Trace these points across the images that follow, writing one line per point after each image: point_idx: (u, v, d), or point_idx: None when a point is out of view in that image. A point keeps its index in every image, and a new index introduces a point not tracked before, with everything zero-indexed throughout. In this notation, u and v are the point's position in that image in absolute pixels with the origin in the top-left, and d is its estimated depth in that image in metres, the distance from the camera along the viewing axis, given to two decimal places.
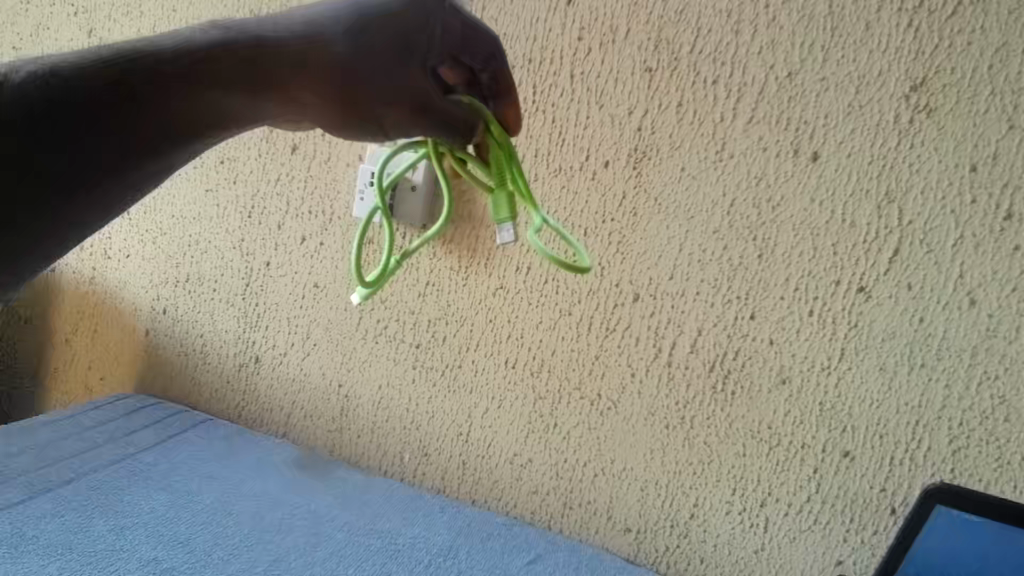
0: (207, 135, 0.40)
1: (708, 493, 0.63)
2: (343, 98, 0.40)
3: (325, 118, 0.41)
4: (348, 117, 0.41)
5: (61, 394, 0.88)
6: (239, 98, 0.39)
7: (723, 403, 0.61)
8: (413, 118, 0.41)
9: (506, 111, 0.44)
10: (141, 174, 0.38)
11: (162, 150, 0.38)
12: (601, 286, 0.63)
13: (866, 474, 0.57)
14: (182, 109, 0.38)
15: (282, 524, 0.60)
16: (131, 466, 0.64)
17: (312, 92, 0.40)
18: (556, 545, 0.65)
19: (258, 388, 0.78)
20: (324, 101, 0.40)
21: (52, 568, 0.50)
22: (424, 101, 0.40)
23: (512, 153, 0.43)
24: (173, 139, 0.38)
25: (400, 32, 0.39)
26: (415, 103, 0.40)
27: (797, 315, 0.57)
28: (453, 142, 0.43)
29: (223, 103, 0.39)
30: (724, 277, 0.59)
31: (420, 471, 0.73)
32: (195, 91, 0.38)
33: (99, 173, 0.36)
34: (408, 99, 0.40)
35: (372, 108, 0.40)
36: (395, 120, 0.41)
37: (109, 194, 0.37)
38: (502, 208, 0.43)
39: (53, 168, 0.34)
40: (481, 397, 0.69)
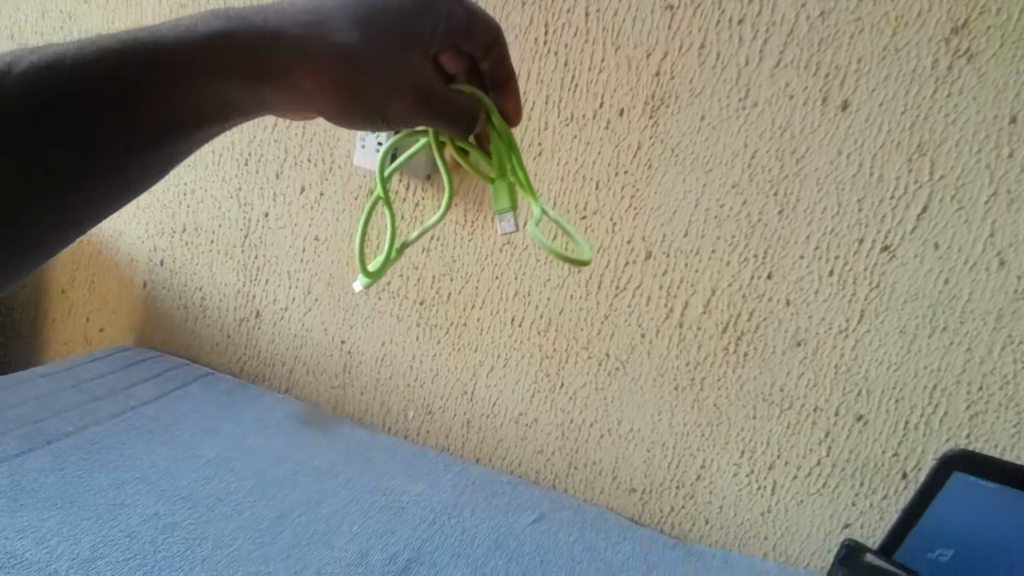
0: (211, 126, 0.38)
1: (716, 455, 0.62)
2: (346, 87, 0.39)
3: (328, 107, 0.39)
4: (351, 107, 0.39)
5: (59, 346, 0.88)
6: (240, 88, 0.37)
7: (735, 364, 0.59)
8: (416, 109, 0.40)
9: (507, 101, 0.46)
10: (146, 168, 0.35)
11: (168, 143, 0.36)
12: (612, 242, 0.61)
13: (880, 437, 0.56)
14: (187, 103, 0.36)
15: (286, 480, 0.60)
16: (132, 420, 0.64)
17: (315, 80, 0.38)
18: (561, 505, 0.65)
19: (260, 342, 0.76)
20: (327, 91, 0.39)
21: (52, 522, 0.49)
22: (427, 91, 0.40)
23: (512, 143, 0.42)
24: (180, 131, 0.36)
25: (404, 19, 0.39)
26: (419, 92, 0.40)
27: (817, 276, 0.55)
28: (453, 135, 0.42)
29: (224, 94, 0.37)
30: (741, 234, 0.56)
31: (424, 430, 0.72)
32: (199, 79, 0.36)
33: (104, 167, 0.33)
34: (411, 89, 0.39)
35: (376, 97, 0.39)
36: (398, 110, 0.40)
37: (114, 189, 0.35)
38: (501, 198, 0.43)
39: (59, 162, 0.32)
40: (486, 354, 0.68)
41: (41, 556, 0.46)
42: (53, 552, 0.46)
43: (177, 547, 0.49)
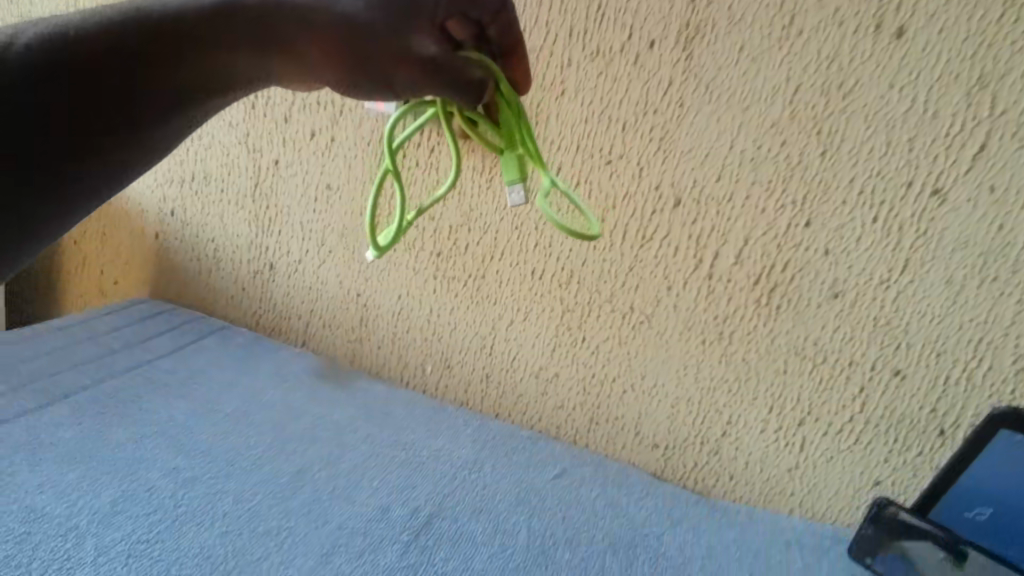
0: (208, 103, 0.39)
1: (743, 411, 0.60)
2: (351, 56, 0.38)
3: (335, 77, 0.39)
4: (357, 76, 0.39)
5: (75, 299, 0.87)
6: (245, 59, 0.38)
7: (766, 318, 0.56)
8: (424, 77, 0.39)
9: (516, 68, 0.44)
10: (143, 147, 0.36)
11: (165, 119, 0.36)
12: (638, 189, 0.57)
13: (918, 393, 0.54)
14: (189, 75, 0.37)
15: (305, 434, 0.59)
16: (148, 373, 0.63)
17: (320, 50, 0.38)
18: (582, 460, 0.63)
19: (275, 296, 0.75)
20: (333, 60, 0.39)
21: (72, 476, 0.49)
22: (434, 59, 0.38)
23: (520, 112, 0.43)
24: (176, 107, 0.36)
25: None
26: (426, 59, 0.38)
27: (858, 223, 0.51)
28: (463, 103, 0.41)
29: (227, 66, 0.38)
30: (779, 178, 0.53)
31: (443, 384, 0.71)
32: (199, 54, 0.37)
33: (104, 144, 0.34)
34: (418, 57, 0.38)
35: (381, 65, 0.38)
36: (404, 79, 0.39)
37: (112, 171, 0.34)
38: (511, 170, 0.47)
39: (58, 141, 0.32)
40: (505, 308, 0.66)
41: (60, 511, 0.46)
42: (73, 507, 0.46)
43: (197, 502, 0.49)
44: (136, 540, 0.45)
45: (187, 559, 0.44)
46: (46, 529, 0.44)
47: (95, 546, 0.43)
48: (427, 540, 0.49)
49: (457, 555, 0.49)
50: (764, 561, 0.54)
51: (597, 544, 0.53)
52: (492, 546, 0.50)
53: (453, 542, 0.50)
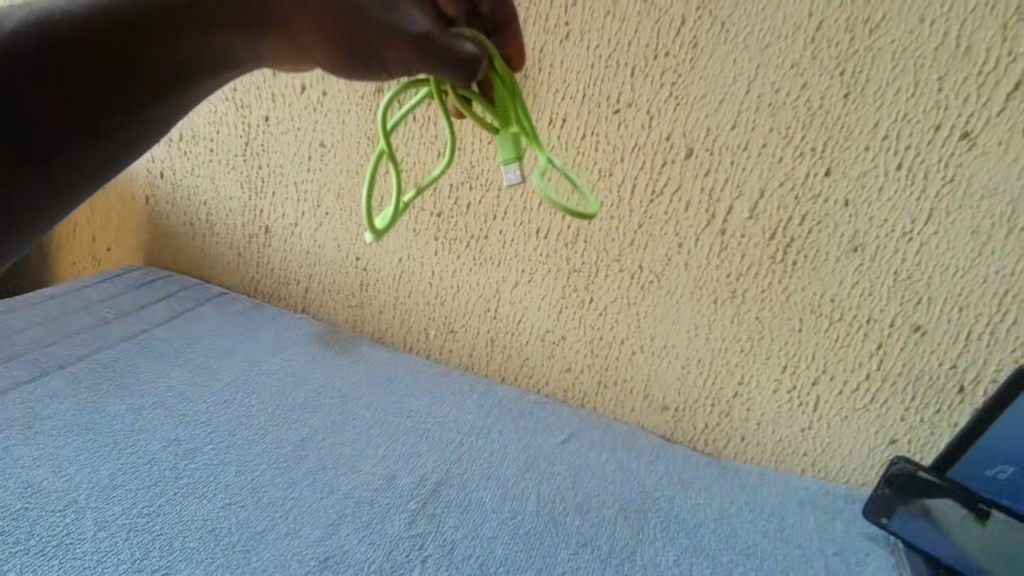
0: (201, 85, 0.37)
1: (756, 371, 0.58)
2: (345, 36, 0.37)
3: (328, 57, 0.38)
4: (349, 56, 0.38)
5: (68, 267, 0.85)
6: (235, 39, 0.37)
7: (781, 274, 0.54)
8: (415, 53, 0.37)
9: (509, 45, 0.43)
10: (135, 136, 0.35)
11: (157, 103, 0.35)
12: (648, 140, 0.54)
13: (938, 350, 0.52)
14: (186, 54, 0.35)
15: (307, 403, 0.58)
16: (144, 342, 0.62)
17: (313, 28, 0.37)
18: (590, 424, 0.62)
19: (271, 261, 0.73)
20: (325, 39, 0.37)
21: (69, 450, 0.48)
22: (426, 35, 0.37)
23: (515, 90, 0.40)
24: (171, 89, 0.35)
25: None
26: (416, 36, 0.37)
27: (881, 171, 0.49)
28: (455, 83, 0.39)
29: (222, 47, 0.37)
30: (798, 124, 0.50)
31: (447, 349, 0.69)
32: (196, 35, 0.35)
33: (100, 136, 0.33)
34: (409, 35, 0.36)
35: (373, 45, 0.37)
36: (396, 59, 0.37)
37: (105, 161, 0.33)
38: (507, 148, 0.41)
39: (56, 134, 0.30)
40: (510, 270, 0.63)
41: (58, 486, 0.44)
42: (71, 481, 0.45)
43: (199, 474, 0.48)
44: (137, 514, 0.43)
45: (190, 532, 0.43)
46: (44, 504, 0.43)
47: (94, 520, 0.42)
48: (436, 508, 0.48)
49: (466, 523, 0.48)
50: (778, 523, 0.53)
51: (608, 508, 0.52)
52: (502, 513, 0.49)
53: (462, 510, 0.49)
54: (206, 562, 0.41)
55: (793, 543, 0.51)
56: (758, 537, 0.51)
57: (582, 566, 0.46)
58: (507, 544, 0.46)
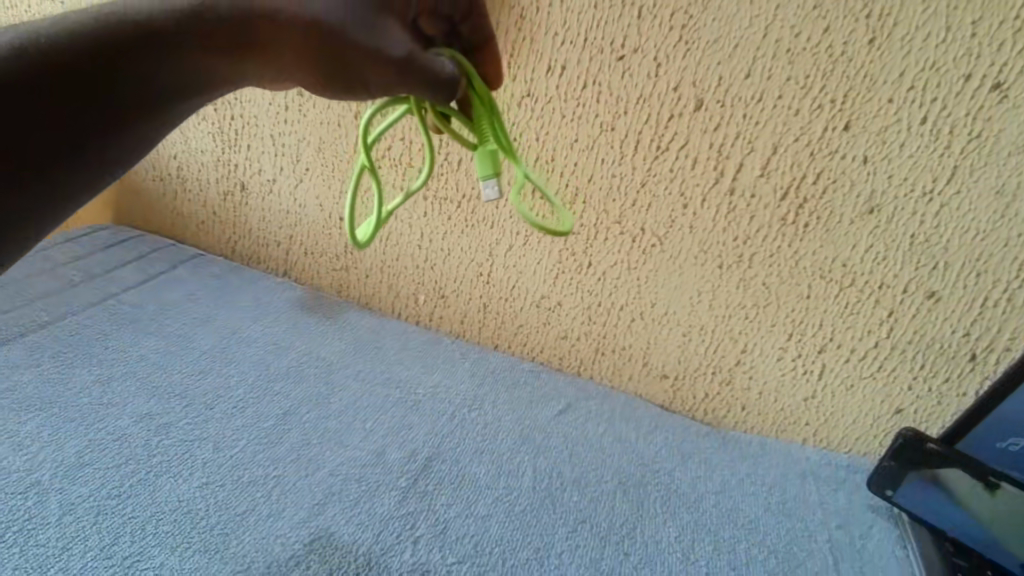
0: (186, 107, 0.37)
1: (761, 339, 0.55)
2: (326, 58, 0.37)
3: (309, 77, 0.38)
4: (332, 78, 0.38)
5: None
6: (217, 60, 0.36)
7: (791, 238, 0.51)
8: (397, 75, 0.37)
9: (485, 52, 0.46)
10: (120, 153, 0.34)
11: (142, 122, 0.35)
12: (654, 91, 0.51)
13: (951, 317, 0.49)
14: (170, 76, 0.35)
15: (290, 373, 0.55)
16: (114, 309, 0.58)
17: (295, 52, 0.37)
18: (587, 394, 0.60)
19: (250, 221, 0.69)
20: (307, 62, 0.37)
21: (31, 426, 0.44)
22: (406, 57, 0.37)
23: (493, 104, 0.41)
24: (156, 109, 0.35)
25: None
26: (399, 58, 0.37)
27: (904, 125, 0.45)
28: (435, 102, 0.40)
29: (207, 71, 0.36)
30: (818, 73, 0.46)
31: (437, 315, 0.66)
32: (181, 58, 0.35)
33: (87, 150, 0.32)
34: (391, 59, 0.37)
35: (354, 66, 0.37)
36: (379, 81, 0.38)
37: (91, 178, 0.33)
38: (485, 164, 0.44)
39: (41, 148, 0.31)
40: (504, 232, 0.60)
41: (19, 465, 0.41)
42: (33, 460, 0.42)
43: (173, 451, 0.45)
44: (106, 495, 0.40)
45: (164, 514, 0.40)
46: (2, 486, 0.40)
47: (59, 502, 0.39)
48: (427, 486, 0.46)
49: (460, 500, 0.45)
50: (780, 496, 0.51)
51: (607, 483, 0.49)
52: (496, 489, 0.47)
53: (454, 486, 0.46)
54: (181, 547, 0.38)
55: (796, 517, 0.50)
56: (760, 511, 0.49)
57: (581, 545, 0.43)
58: (502, 523, 0.44)
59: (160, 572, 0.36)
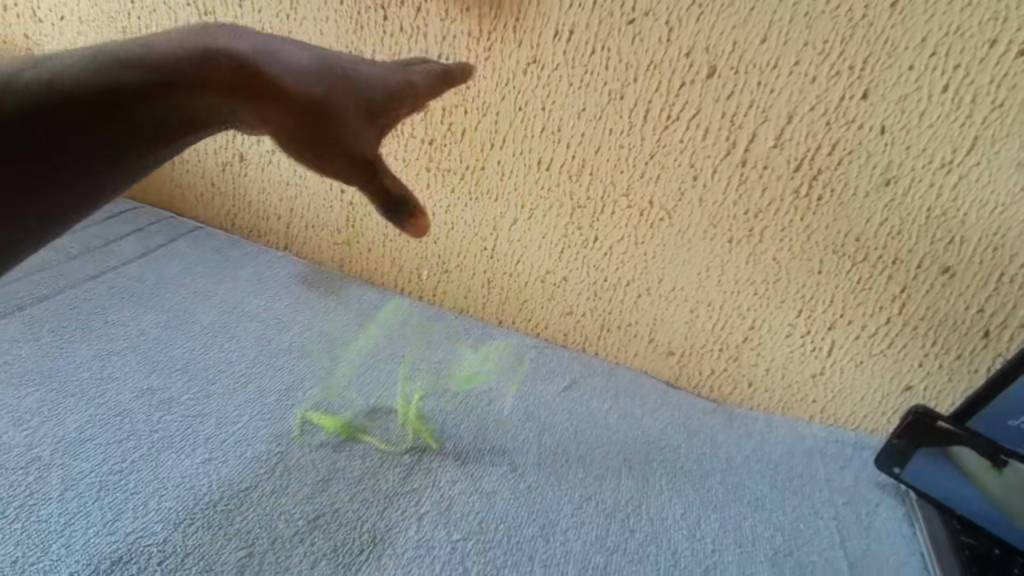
0: (176, 142, 0.38)
1: (769, 315, 0.54)
2: (302, 136, 0.39)
3: (287, 145, 0.40)
4: (302, 152, 0.40)
5: None
6: (201, 100, 0.37)
7: (804, 211, 0.50)
8: (357, 179, 0.41)
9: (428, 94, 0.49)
10: (117, 174, 0.35)
11: (141, 148, 0.36)
12: (665, 57, 0.49)
13: (966, 292, 0.48)
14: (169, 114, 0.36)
15: (292, 348, 0.54)
16: (113, 283, 0.57)
17: (278, 123, 0.39)
18: (592, 370, 0.59)
19: (249, 193, 0.68)
20: (285, 134, 0.39)
21: (31, 401, 0.44)
22: (373, 161, 0.41)
23: None
24: (157, 136, 0.36)
25: (388, 92, 0.43)
26: (365, 160, 0.41)
27: (924, 93, 0.44)
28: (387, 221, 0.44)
29: (196, 112, 0.37)
30: (837, 37, 0.44)
31: (440, 290, 0.65)
32: (182, 91, 0.36)
33: (86, 169, 0.33)
34: (360, 162, 0.40)
35: (323, 146, 0.39)
36: (341, 172, 0.41)
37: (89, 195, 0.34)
38: None
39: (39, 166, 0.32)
40: (508, 205, 0.59)
41: (19, 440, 0.41)
42: (34, 435, 0.41)
43: (175, 426, 0.44)
44: (108, 471, 0.40)
45: (167, 490, 0.40)
46: (4, 462, 0.39)
47: (61, 478, 0.39)
48: (431, 463, 0.45)
49: (464, 477, 0.45)
50: (786, 473, 0.51)
51: (612, 459, 0.49)
52: (501, 466, 0.47)
53: (458, 463, 0.46)
54: (185, 523, 0.38)
55: (802, 494, 0.49)
56: (766, 489, 0.49)
57: (586, 522, 0.43)
58: (508, 500, 0.44)
59: (164, 548, 0.36)
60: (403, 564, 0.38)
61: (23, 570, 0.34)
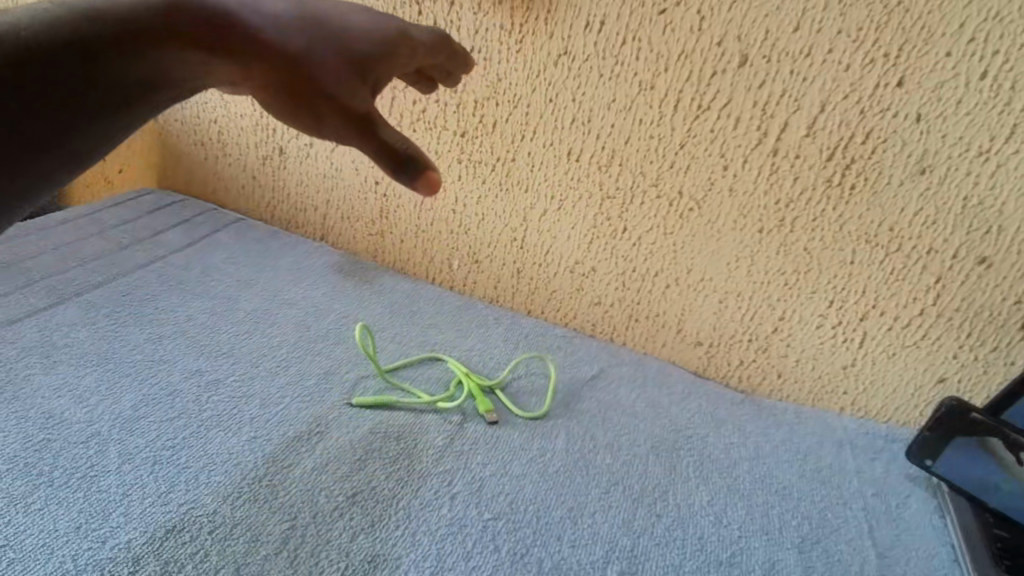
0: (150, 105, 0.32)
1: (799, 305, 0.54)
2: (290, 88, 0.33)
3: (273, 104, 0.34)
4: (292, 109, 0.34)
5: (80, 189, 0.83)
6: (174, 55, 0.32)
7: (837, 201, 0.49)
8: (354, 131, 0.34)
9: (452, 65, 0.45)
10: (94, 139, 0.30)
11: (131, 115, 0.31)
12: (696, 47, 0.49)
13: (1003, 283, 0.47)
14: (153, 71, 0.31)
15: (330, 334, 0.56)
16: (163, 271, 0.60)
17: (262, 78, 0.33)
18: (620, 359, 0.60)
19: (288, 185, 0.70)
20: (271, 90, 0.34)
21: (89, 379, 0.47)
22: (368, 114, 0.35)
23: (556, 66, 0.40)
24: (141, 100, 0.31)
25: (374, 47, 0.36)
26: (360, 112, 0.34)
27: (962, 80, 0.43)
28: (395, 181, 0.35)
29: (175, 65, 0.32)
30: (872, 24, 0.44)
31: (471, 281, 0.67)
32: (160, 46, 0.31)
33: (76, 143, 0.29)
34: (352, 111, 0.34)
35: (315, 98, 0.34)
36: (337, 128, 0.34)
37: (50, 164, 0.28)
38: None
39: (47, 129, 0.28)
40: (538, 196, 0.60)
41: (80, 416, 0.43)
42: (93, 412, 0.44)
43: (222, 406, 0.47)
44: (161, 447, 0.42)
45: (216, 465, 0.42)
46: (66, 436, 0.42)
47: (119, 452, 0.41)
48: (463, 445, 0.47)
49: (495, 460, 0.46)
50: (815, 463, 0.51)
51: (640, 446, 0.50)
52: (531, 450, 0.48)
53: (490, 446, 0.47)
54: (233, 496, 0.40)
55: (831, 484, 0.49)
56: (795, 478, 0.49)
57: (613, 506, 0.44)
58: (537, 482, 0.45)
59: (213, 518, 0.38)
60: (438, 540, 0.39)
61: (86, 535, 0.36)
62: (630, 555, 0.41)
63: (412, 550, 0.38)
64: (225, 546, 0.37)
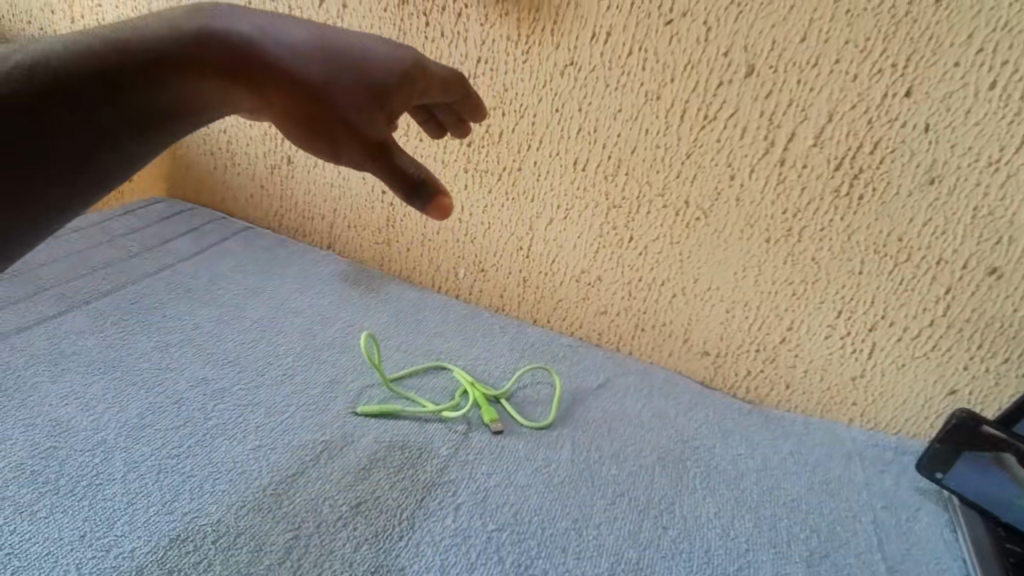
0: (176, 131, 0.32)
1: (807, 316, 0.54)
2: (310, 117, 0.34)
3: (291, 132, 0.35)
4: (310, 137, 0.35)
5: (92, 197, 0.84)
6: (196, 85, 0.32)
7: (845, 211, 0.49)
8: (370, 159, 0.36)
9: (470, 101, 0.45)
10: (120, 163, 0.30)
11: (157, 139, 0.31)
12: (702, 57, 0.49)
13: (1014, 294, 0.47)
14: (178, 100, 0.31)
15: (336, 342, 0.56)
16: (170, 279, 0.61)
17: (281, 106, 0.33)
18: (626, 369, 0.60)
19: (295, 194, 0.70)
20: (290, 118, 0.34)
21: (97, 387, 0.47)
22: (384, 142, 0.36)
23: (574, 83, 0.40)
24: (164, 127, 0.31)
25: (392, 77, 0.36)
26: (376, 141, 0.35)
27: (971, 90, 0.43)
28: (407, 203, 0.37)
29: (198, 95, 0.32)
30: (879, 35, 0.44)
31: (477, 289, 0.67)
32: (180, 76, 0.31)
33: (99, 168, 0.30)
34: (370, 140, 0.35)
35: (335, 127, 0.34)
36: (352, 154, 0.35)
37: (77, 186, 0.29)
38: None
39: (71, 154, 0.28)
40: (545, 206, 0.60)
41: (86, 425, 0.44)
42: (99, 421, 0.44)
43: (227, 415, 0.47)
44: (166, 455, 0.42)
45: (220, 474, 0.42)
46: (72, 443, 0.42)
47: (124, 460, 0.42)
48: (468, 455, 0.47)
49: (500, 470, 0.46)
50: (823, 475, 0.50)
51: (646, 457, 0.50)
52: (536, 460, 0.48)
53: (494, 456, 0.47)
54: (237, 505, 0.40)
55: (840, 497, 0.49)
56: (802, 490, 0.49)
57: (619, 517, 0.44)
58: (542, 493, 0.45)
59: (217, 528, 0.38)
60: (441, 551, 0.39)
61: (90, 544, 0.36)
62: (635, 567, 0.40)
63: (415, 560, 0.38)
64: (229, 556, 0.37)
